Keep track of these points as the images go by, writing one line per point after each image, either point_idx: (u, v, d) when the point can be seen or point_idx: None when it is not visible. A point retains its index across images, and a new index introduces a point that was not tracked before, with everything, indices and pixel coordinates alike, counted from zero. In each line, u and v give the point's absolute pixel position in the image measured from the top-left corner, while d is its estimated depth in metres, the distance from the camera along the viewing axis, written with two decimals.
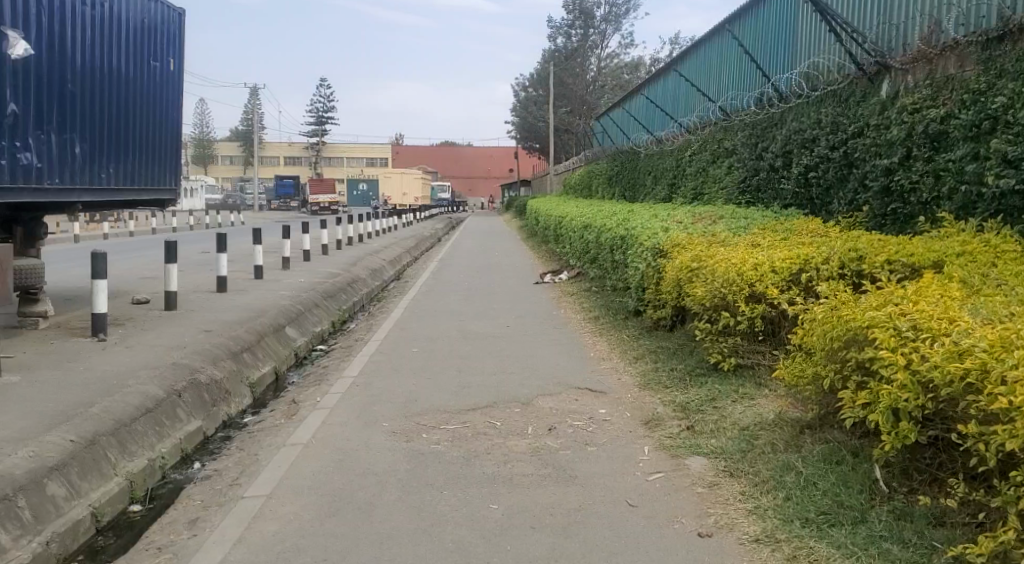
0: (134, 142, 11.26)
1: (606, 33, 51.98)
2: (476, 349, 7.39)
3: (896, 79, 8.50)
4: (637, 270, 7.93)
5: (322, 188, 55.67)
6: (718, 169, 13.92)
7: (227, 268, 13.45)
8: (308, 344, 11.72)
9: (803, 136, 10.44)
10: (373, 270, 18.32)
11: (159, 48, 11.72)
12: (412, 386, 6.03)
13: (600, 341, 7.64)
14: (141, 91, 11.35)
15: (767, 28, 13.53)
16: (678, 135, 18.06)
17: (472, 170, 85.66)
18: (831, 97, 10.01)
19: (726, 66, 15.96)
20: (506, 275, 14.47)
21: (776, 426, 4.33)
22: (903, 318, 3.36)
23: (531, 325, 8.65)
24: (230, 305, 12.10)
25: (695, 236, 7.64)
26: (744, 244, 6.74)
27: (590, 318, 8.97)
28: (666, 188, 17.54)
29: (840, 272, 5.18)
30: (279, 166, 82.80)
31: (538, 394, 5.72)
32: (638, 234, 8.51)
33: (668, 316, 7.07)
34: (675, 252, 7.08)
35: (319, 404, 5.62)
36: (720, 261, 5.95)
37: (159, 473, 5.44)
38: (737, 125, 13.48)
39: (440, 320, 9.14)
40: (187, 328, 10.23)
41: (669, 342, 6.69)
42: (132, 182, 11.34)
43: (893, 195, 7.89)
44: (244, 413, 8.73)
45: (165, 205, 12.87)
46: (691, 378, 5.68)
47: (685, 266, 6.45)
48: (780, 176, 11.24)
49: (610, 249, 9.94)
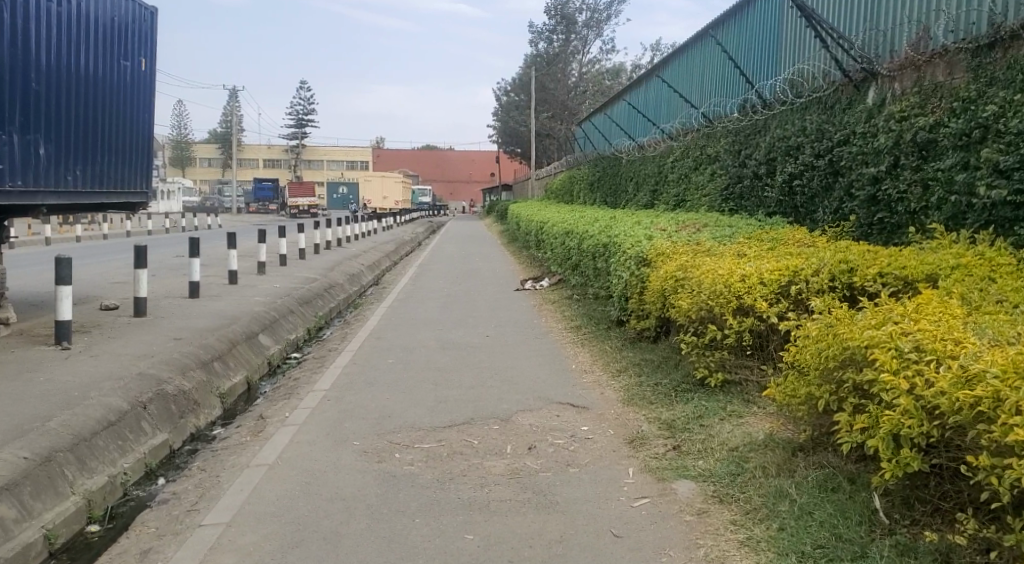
0: (102, 144, 10.87)
1: (587, 39, 52.04)
2: (454, 361, 7.15)
3: (883, 86, 8.40)
4: (620, 280, 7.74)
5: (302, 191, 55.08)
6: (701, 175, 13.81)
7: (200, 273, 13.10)
8: (282, 352, 11.40)
9: (788, 143, 10.33)
10: (351, 276, 18.01)
11: (130, 47, 11.37)
12: (386, 401, 5.77)
13: (582, 352, 7.44)
14: (110, 91, 11.00)
15: (751, 34, 13.46)
16: (660, 141, 17.95)
17: (454, 174, 85.38)
18: (816, 104, 9.91)
19: (709, 71, 15.89)
20: (486, 282, 14.24)
21: (767, 448, 4.14)
22: (905, 338, 3.17)
23: (511, 336, 8.42)
24: (202, 312, 11.74)
25: (679, 244, 7.47)
26: (730, 254, 6.56)
27: (571, 328, 8.76)
28: (648, 195, 17.41)
29: (831, 285, 5.03)
30: (259, 169, 81.95)
31: (518, 410, 5.49)
32: (621, 242, 8.31)
33: (652, 327, 6.88)
34: (659, 261, 6.90)
35: (288, 420, 5.35)
36: (706, 272, 5.77)
37: (120, 490, 5.13)
38: (720, 132, 13.38)
39: (418, 329, 8.88)
40: (156, 336, 9.88)
41: (653, 355, 6.50)
42: (99, 185, 10.95)
43: (880, 205, 7.77)
44: (213, 425, 8.39)
45: (135, 208, 12.49)
46: (676, 394, 5.48)
47: (671, 276, 6.26)
48: (763, 184, 11.13)
49: (592, 257, 9.74)
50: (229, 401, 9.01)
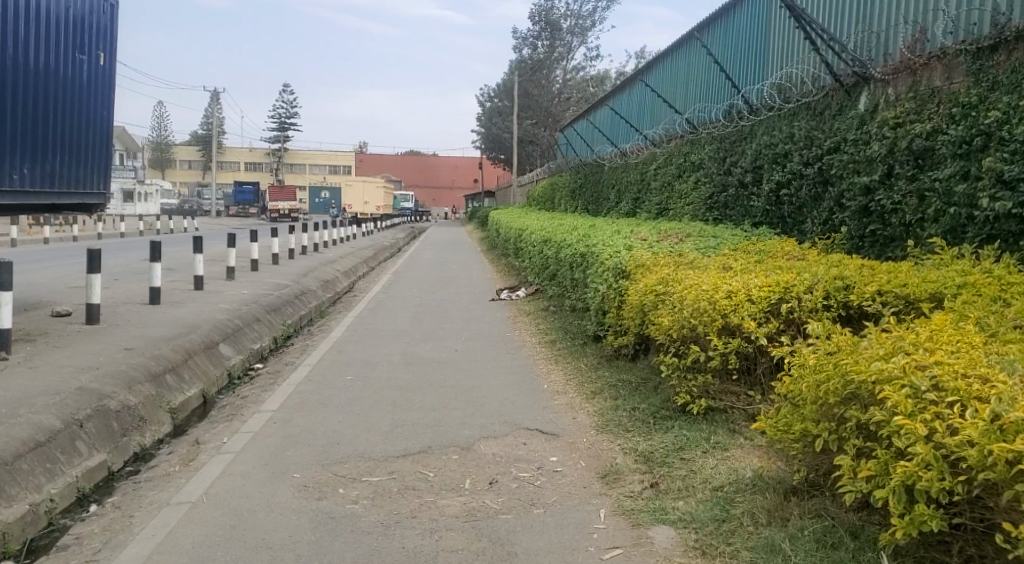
0: (52, 141, 10.07)
1: (571, 46, 51.73)
2: (417, 378, 6.63)
3: (875, 91, 8.05)
4: (597, 292, 7.29)
5: (282, 195, 54.14)
6: (685, 183, 13.43)
7: (161, 278, 12.41)
8: (244, 363, 10.76)
9: (775, 150, 9.96)
10: (324, 282, 17.39)
11: (88, 40, 10.61)
12: (337, 425, 5.23)
13: (555, 369, 6.96)
14: (64, 85, 10.23)
15: (737, 39, 13.11)
16: (642, 148, 17.60)
17: (437, 180, 84.89)
18: (805, 110, 9.56)
19: (693, 76, 15.55)
20: (461, 291, 13.72)
21: (755, 490, 3.68)
22: (922, 372, 2.71)
23: (481, 350, 7.92)
24: (160, 320, 11.04)
25: (660, 255, 7.04)
26: (715, 267, 6.13)
27: (546, 342, 8.28)
28: (630, 202, 17.04)
29: (824, 303, 4.68)
30: (239, 172, 80.84)
31: (481, 437, 4.98)
32: (600, 252, 7.86)
33: (630, 344, 6.40)
34: (639, 274, 6.46)
35: (224, 447, 4.77)
36: (688, 286, 5.34)
37: (45, 520, 4.33)
38: (704, 138, 13.00)
39: (382, 342, 8.36)
40: (105, 344, 9.20)
41: (631, 375, 6.04)
42: (47, 186, 10.15)
43: (872, 217, 7.41)
44: (162, 442, 7.69)
45: (93, 210, 11.67)
46: (655, 421, 5.01)
47: (651, 290, 5.81)
48: (749, 193, 10.76)
49: (569, 266, 9.29)
50: (182, 415, 8.34)
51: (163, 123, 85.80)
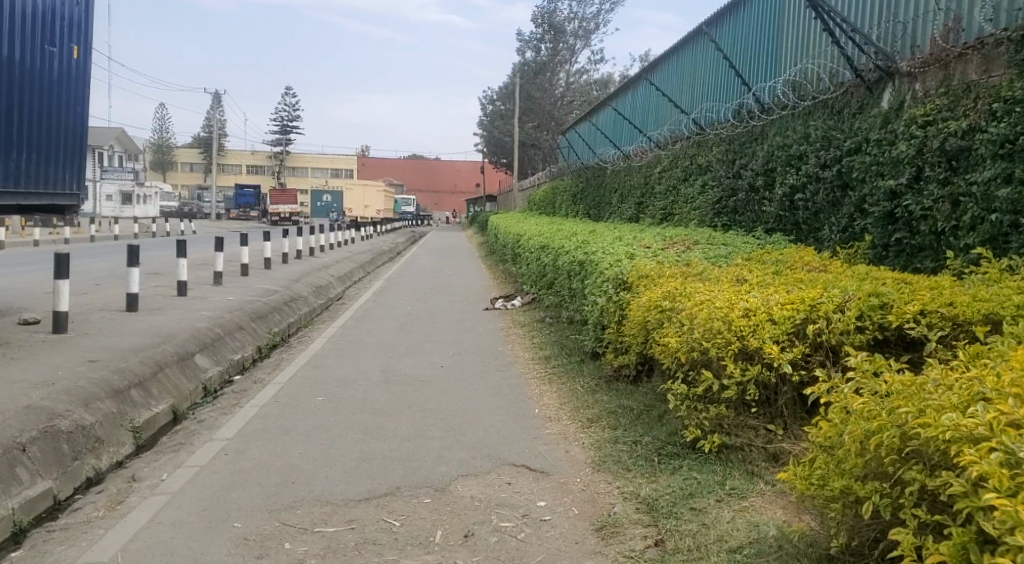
0: (18, 139, 9.38)
1: (575, 49, 51.21)
2: (396, 400, 6.00)
3: (901, 88, 7.48)
4: (595, 305, 6.69)
5: (283, 198, 53.48)
6: (691, 187, 12.85)
7: (139, 283, 11.75)
8: (222, 375, 10.09)
9: (789, 152, 9.40)
10: (316, 288, 16.74)
11: (61, 32, 9.94)
12: (295, 459, 4.58)
13: (547, 390, 6.35)
14: (33, 79, 9.55)
15: (747, 34, 12.49)
16: (646, 150, 17.00)
17: (438, 184, 84.49)
18: (822, 109, 8.98)
19: (699, 75, 14.93)
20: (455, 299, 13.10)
21: (781, 557, 3.05)
22: (1015, 431, 2.08)
23: (469, 367, 7.30)
24: (134, 328, 10.38)
25: (666, 264, 6.45)
26: (727, 279, 5.56)
27: (540, 357, 7.66)
28: (633, 207, 16.42)
29: (857, 324, 4.11)
30: (241, 175, 80.39)
31: (458, 476, 4.34)
32: (600, 260, 7.26)
33: (632, 364, 5.78)
34: (641, 286, 5.88)
35: (161, 488, 4.12)
36: (698, 301, 4.81)
37: None
38: (711, 140, 12.42)
39: (362, 357, 7.73)
40: (69, 354, 8.52)
41: (632, 399, 5.45)
42: (12, 186, 9.48)
43: (898, 224, 6.80)
44: (121, 465, 7.00)
45: (66, 212, 11.00)
46: (660, 460, 4.40)
47: (655, 304, 5.25)
48: (760, 198, 10.19)
49: (567, 274, 8.69)
50: (147, 434, 7.64)
51: (165, 125, 85.15)
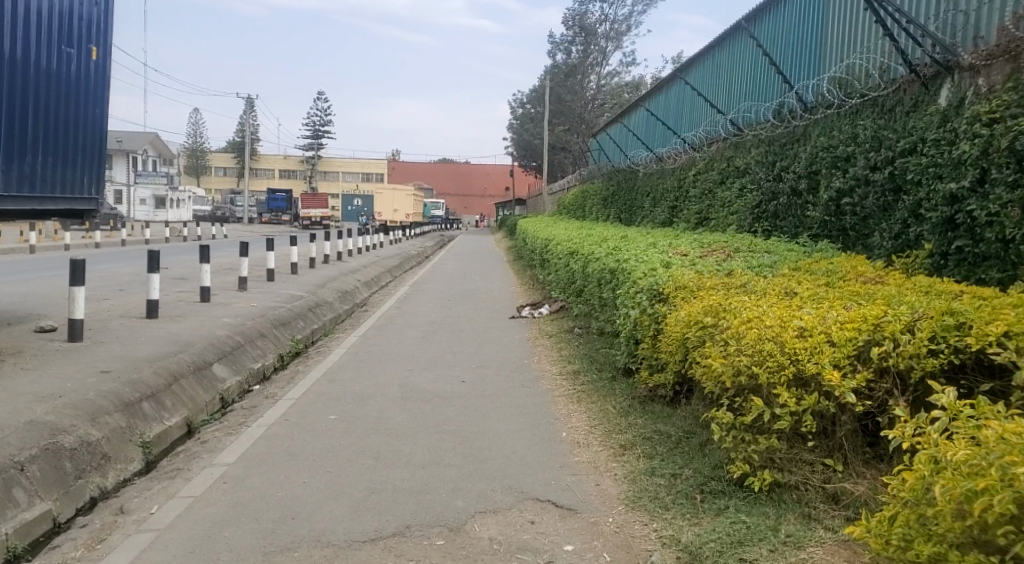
0: (31, 142, 9.16)
1: (606, 50, 49.91)
2: (413, 420, 5.59)
3: (961, 83, 6.91)
4: (627, 318, 6.24)
5: (315, 202, 53.71)
6: (728, 191, 12.34)
7: (159, 290, 11.50)
8: (241, 385, 9.78)
9: (834, 153, 8.83)
10: (341, 293, 16.45)
11: (77, 33, 9.73)
12: (299, 490, 4.19)
13: (576, 409, 5.90)
14: (48, 81, 9.33)
15: (788, 29, 11.90)
16: (681, 152, 16.45)
17: (468, 187, 84.44)
18: (870, 108, 8.41)
19: (737, 74, 14.34)
20: (481, 307, 12.70)
21: None
22: None
23: (493, 382, 6.85)
24: (152, 337, 10.12)
25: (705, 274, 5.97)
26: (774, 293, 5.06)
27: (569, 373, 7.18)
28: (666, 211, 15.90)
29: (929, 347, 3.59)
30: (273, 179, 81.09)
31: (477, 513, 3.90)
32: (633, 268, 6.78)
33: (669, 385, 5.30)
34: (680, 299, 5.41)
35: (149, 524, 3.74)
36: (744, 317, 4.35)
37: None
38: (750, 142, 11.90)
39: (381, 370, 7.35)
40: (82, 364, 8.24)
41: (670, 425, 4.97)
42: (27, 189, 9.26)
43: (959, 230, 6.21)
44: (129, 483, 6.68)
45: (85, 216, 10.80)
46: (703, 499, 3.92)
47: (695, 319, 4.77)
48: (803, 202, 9.63)
49: (597, 283, 8.24)
50: (159, 448, 7.32)
51: (199, 130, 86.39)
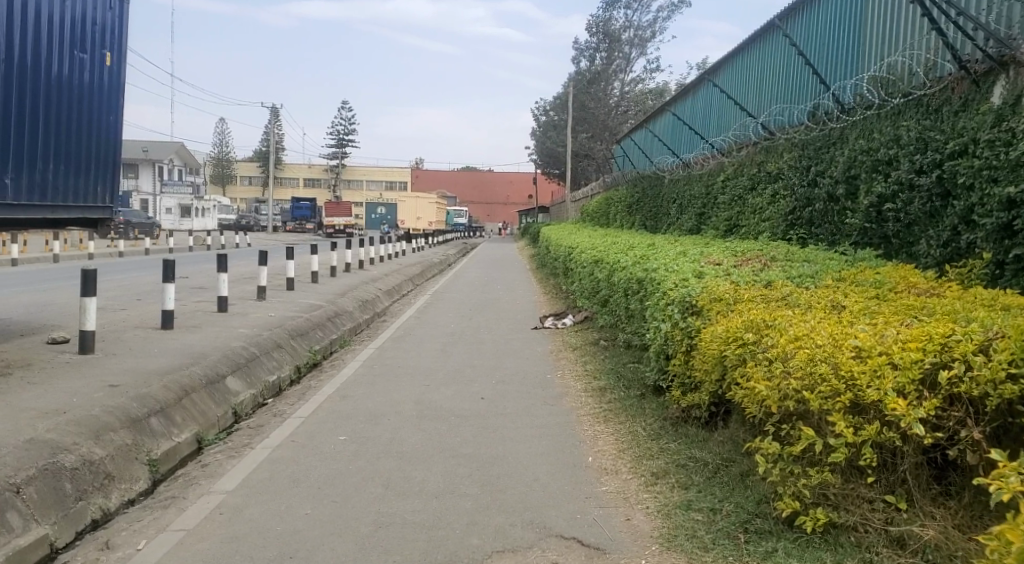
0: (42, 149, 8.98)
1: (630, 57, 49.68)
2: (426, 442, 5.22)
3: (1018, 79, 6.42)
4: (657, 332, 5.84)
5: (338, 210, 53.84)
6: (760, 198, 11.92)
7: (174, 300, 11.28)
8: (255, 399, 9.50)
9: (874, 157, 8.35)
10: (361, 302, 16.18)
11: (91, 38, 9.60)
12: (300, 523, 3.83)
13: (604, 430, 5.52)
14: (61, 86, 9.17)
15: (823, 27, 11.44)
16: (708, 157, 16.03)
17: (491, 195, 84.37)
18: (915, 108, 7.92)
19: (768, 76, 13.89)
20: (502, 317, 12.35)
21: None
22: None
23: (514, 400, 6.46)
24: (165, 348, 9.88)
25: (741, 285, 5.56)
26: (820, 306, 4.62)
27: (594, 390, 6.76)
28: (694, 218, 15.49)
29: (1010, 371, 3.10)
30: (297, 188, 81.62)
31: (493, 552, 3.51)
32: (663, 278, 6.37)
33: (703, 406, 4.88)
34: (715, 313, 5.01)
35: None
36: (789, 333, 3.93)
37: None
38: (784, 147, 11.47)
39: (396, 385, 7.00)
40: (91, 378, 7.99)
41: (705, 451, 4.55)
42: (40, 198, 9.08)
43: (1017, 238, 5.71)
44: (132, 504, 6.36)
45: (99, 225, 10.63)
46: (748, 540, 3.50)
47: (734, 335, 4.36)
48: (842, 208, 9.15)
49: (624, 293, 7.86)
50: (167, 466, 7.00)
51: (225, 140, 87.22)
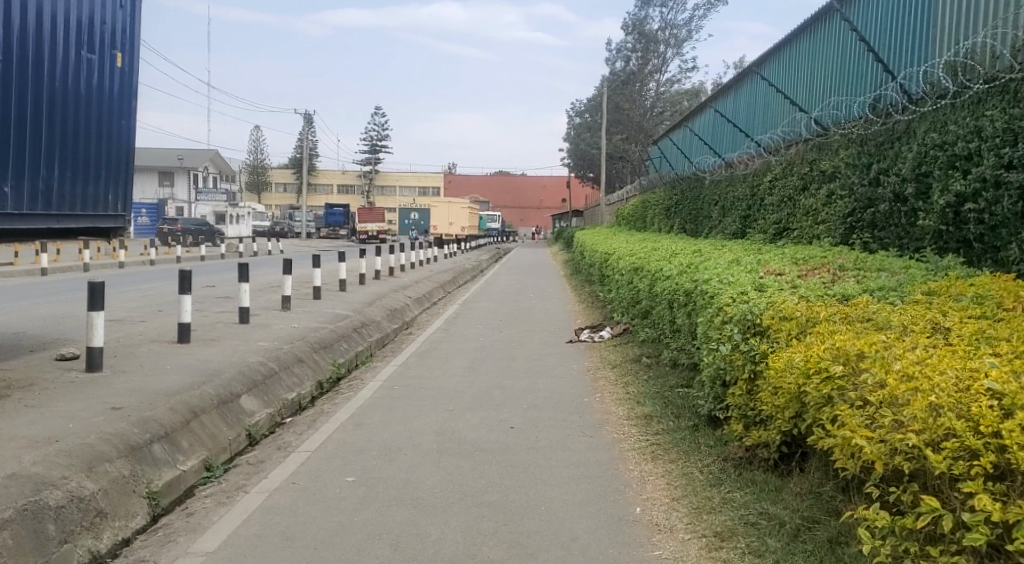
0: (48, 153, 8.47)
1: (666, 57, 48.80)
2: (446, 485, 4.49)
3: None
4: (712, 354, 5.05)
5: (371, 216, 53.75)
6: (815, 199, 11.03)
7: (190, 313, 10.75)
8: (272, 419, 8.82)
9: (952, 151, 7.39)
10: (390, 312, 15.59)
11: (100, 37, 9.16)
12: None
13: (653, 470, 4.74)
14: (70, 88, 8.70)
15: (887, 11, 10.51)
16: (753, 156, 15.16)
17: (524, 200, 83.89)
18: (999, 95, 6.90)
19: (821, 66, 12.97)
20: (536, 329, 11.62)
21: None
22: None
23: (547, 430, 5.70)
24: (178, 365, 9.35)
25: (814, 302, 4.75)
26: (920, 330, 3.75)
27: (638, 418, 5.97)
28: (738, 221, 14.68)
29: None
30: (331, 194, 81.97)
31: None
32: (716, 291, 5.58)
33: (774, 447, 4.04)
34: (787, 338, 4.18)
35: None
36: (895, 369, 3.08)
37: None
38: (840, 142, 10.57)
39: (417, 411, 6.29)
40: (93, 401, 7.44)
41: (777, 506, 3.72)
42: (45, 207, 8.53)
43: None
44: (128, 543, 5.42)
45: (110, 234, 10.13)
46: None
47: (816, 367, 3.53)
48: (913, 208, 8.19)
49: (668, 305, 7.11)
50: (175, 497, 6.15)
51: (260, 148, 87.92)
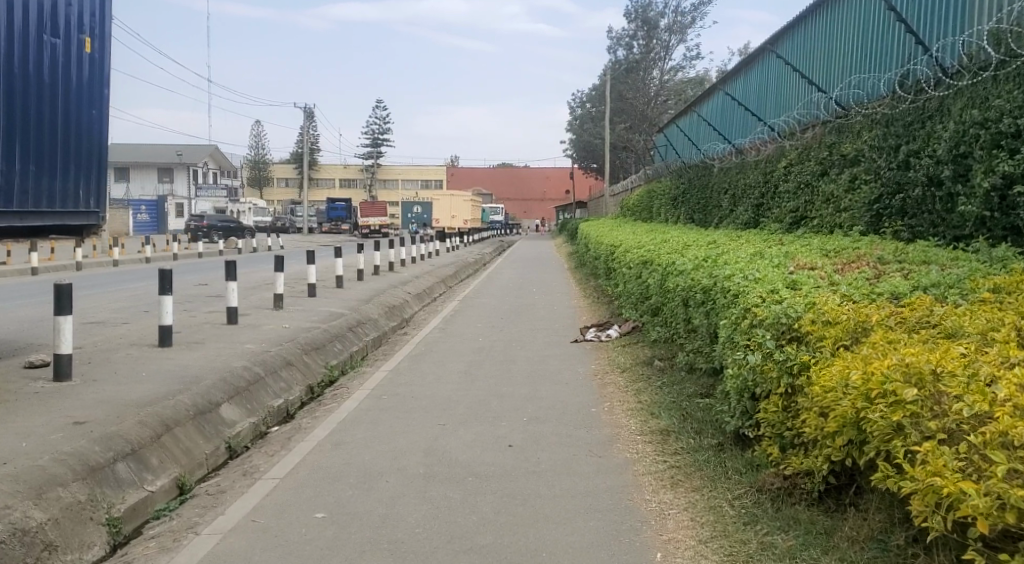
0: (6, 146, 7.76)
1: (669, 45, 48.21)
2: (432, 523, 3.82)
3: None
4: (738, 364, 4.36)
5: (373, 210, 53.16)
6: (837, 184, 10.31)
7: (170, 314, 10.07)
8: (256, 428, 8.16)
9: (997, 129, 6.66)
10: (388, 309, 14.95)
11: (63, 19, 8.43)
12: None
13: (675, 503, 4.05)
14: (31, 75, 7.98)
15: None
16: (766, 141, 14.44)
17: (527, 192, 83.23)
18: None
19: (841, 43, 12.24)
20: (539, 328, 10.97)
21: None
22: None
23: (549, 449, 5.03)
24: (156, 372, 8.69)
25: (860, 302, 4.06)
26: (1005, 339, 3.06)
27: (653, 434, 5.30)
28: (751, 210, 13.95)
29: None
30: (333, 189, 81.42)
31: None
32: (741, 288, 4.89)
33: (821, 480, 3.35)
34: (835, 350, 3.47)
35: None
36: (999, 400, 2.38)
37: None
38: (864, 123, 9.85)
39: (404, 426, 5.62)
40: (54, 415, 6.78)
41: (831, 556, 3.04)
42: (6, 203, 7.82)
43: None
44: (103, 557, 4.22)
45: (83, 232, 9.44)
46: None
47: (879, 388, 2.85)
48: (951, 192, 7.46)
49: (682, 302, 6.43)
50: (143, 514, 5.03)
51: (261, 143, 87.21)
